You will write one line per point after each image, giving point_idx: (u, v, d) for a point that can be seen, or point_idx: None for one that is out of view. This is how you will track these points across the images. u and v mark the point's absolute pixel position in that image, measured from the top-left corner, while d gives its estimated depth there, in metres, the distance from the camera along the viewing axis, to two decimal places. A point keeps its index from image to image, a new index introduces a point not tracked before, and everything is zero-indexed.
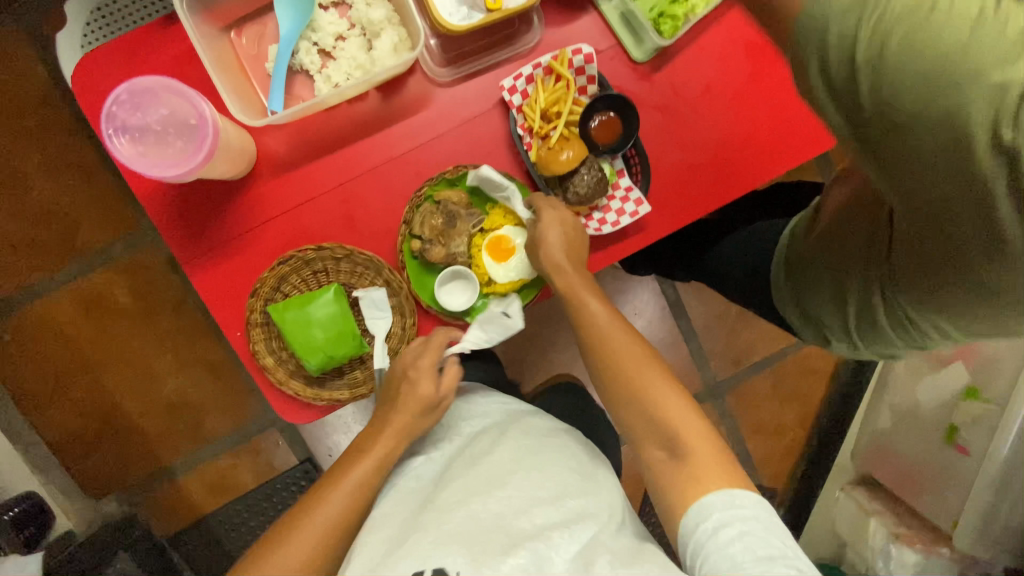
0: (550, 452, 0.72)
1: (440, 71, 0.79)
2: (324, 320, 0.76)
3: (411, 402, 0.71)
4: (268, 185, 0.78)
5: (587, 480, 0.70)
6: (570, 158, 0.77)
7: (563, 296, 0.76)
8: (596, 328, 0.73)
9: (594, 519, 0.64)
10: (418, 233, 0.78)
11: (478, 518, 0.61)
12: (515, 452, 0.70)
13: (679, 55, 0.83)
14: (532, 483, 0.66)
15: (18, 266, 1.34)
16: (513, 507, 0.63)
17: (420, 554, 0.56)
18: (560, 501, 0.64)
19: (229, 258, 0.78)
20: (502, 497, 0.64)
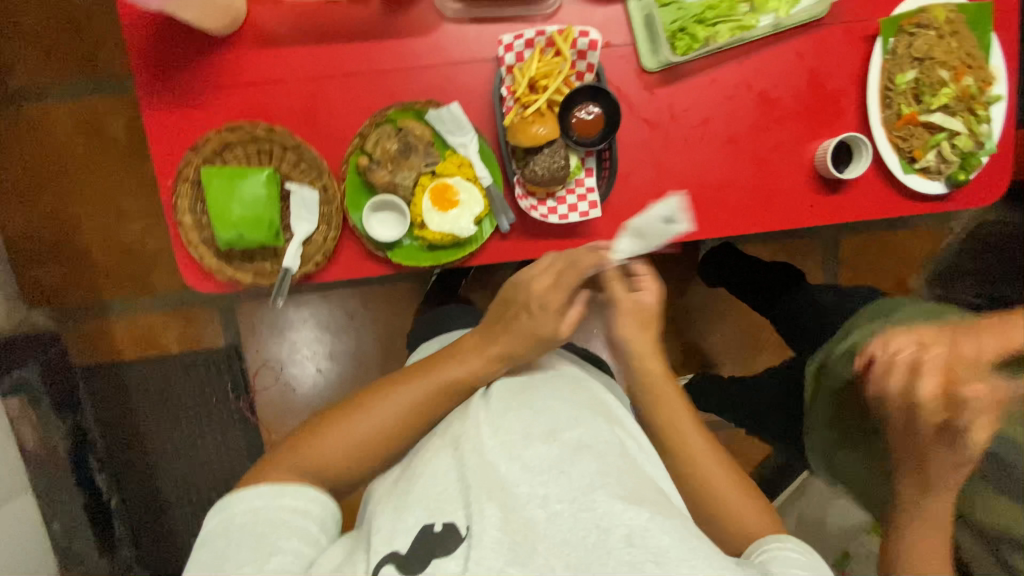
0: (563, 383, 0.69)
1: (449, 5, 0.77)
2: (248, 198, 0.76)
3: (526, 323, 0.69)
4: (245, 52, 0.77)
5: (592, 407, 0.65)
6: (540, 134, 0.76)
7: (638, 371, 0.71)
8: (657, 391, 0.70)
9: (594, 453, 0.59)
10: (369, 151, 0.77)
11: (480, 463, 0.59)
12: (529, 389, 0.67)
13: (690, 78, 0.80)
14: (521, 419, 0.63)
15: (30, 63, 1.35)
16: (507, 448, 0.60)
17: (416, 514, 0.58)
18: (553, 436, 0.60)
19: (184, 108, 0.77)
20: (496, 435, 0.62)
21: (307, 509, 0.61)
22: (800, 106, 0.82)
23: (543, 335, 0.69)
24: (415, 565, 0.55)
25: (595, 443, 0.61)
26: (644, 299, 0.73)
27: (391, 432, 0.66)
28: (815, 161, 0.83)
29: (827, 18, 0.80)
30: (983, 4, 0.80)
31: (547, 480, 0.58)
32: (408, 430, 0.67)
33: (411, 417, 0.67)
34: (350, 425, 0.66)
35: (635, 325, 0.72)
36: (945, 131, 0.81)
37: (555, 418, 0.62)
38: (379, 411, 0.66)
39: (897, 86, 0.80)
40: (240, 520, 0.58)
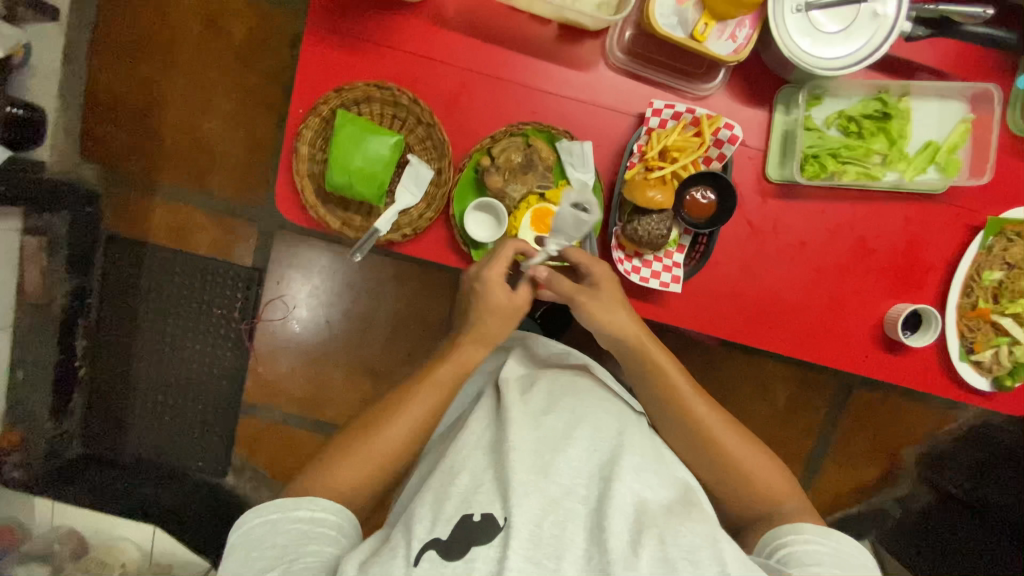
0: (599, 396, 0.77)
1: (616, 54, 0.81)
2: (369, 154, 0.79)
3: (493, 313, 0.79)
4: (417, 23, 0.80)
5: (620, 423, 0.74)
6: (655, 199, 0.79)
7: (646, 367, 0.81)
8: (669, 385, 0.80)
9: (624, 458, 0.69)
10: (495, 155, 0.81)
11: (522, 463, 0.67)
12: (566, 396, 0.76)
13: (802, 201, 0.84)
14: (558, 423, 0.72)
15: None
16: (548, 449, 0.69)
17: (459, 500, 0.66)
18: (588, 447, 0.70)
19: (342, 51, 0.80)
20: (535, 436, 0.70)
21: (321, 518, 0.68)
22: (889, 264, 0.86)
23: (511, 306, 0.79)
24: (455, 551, 0.61)
25: (630, 459, 0.69)
26: (599, 276, 0.79)
27: (395, 450, 0.74)
28: (886, 319, 0.87)
29: (943, 197, 0.84)
30: None
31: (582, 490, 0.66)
32: (418, 435, 0.76)
33: (419, 426, 0.76)
34: (363, 445, 0.74)
35: (599, 307, 0.79)
36: (1009, 336, 0.86)
37: (588, 429, 0.72)
38: (392, 425, 0.75)
39: (981, 281, 0.85)
40: (257, 531, 0.65)
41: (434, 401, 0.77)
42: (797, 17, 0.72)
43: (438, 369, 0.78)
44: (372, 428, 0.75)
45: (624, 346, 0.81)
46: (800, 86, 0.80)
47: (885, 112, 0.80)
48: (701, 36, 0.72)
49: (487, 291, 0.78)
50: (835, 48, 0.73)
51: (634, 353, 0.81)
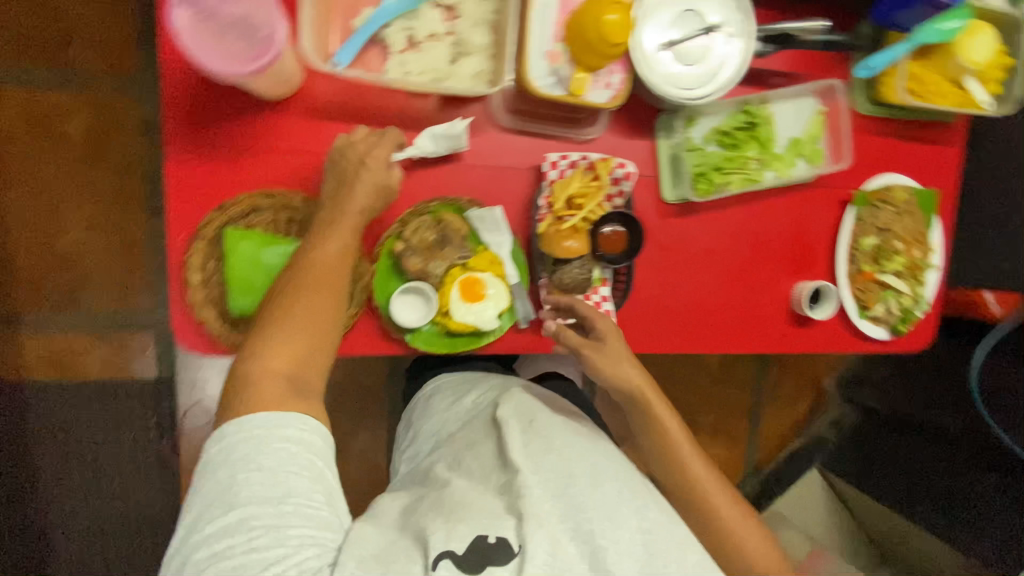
0: (596, 437, 0.81)
1: (502, 114, 0.82)
2: (271, 268, 0.74)
3: (368, 175, 0.74)
4: (293, 121, 0.76)
5: (621, 463, 0.78)
6: (571, 248, 0.82)
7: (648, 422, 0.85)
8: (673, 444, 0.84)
9: (633, 504, 0.72)
10: (407, 237, 0.78)
11: (535, 502, 0.69)
12: (567, 431, 0.79)
13: (699, 214, 0.91)
14: (569, 462, 0.74)
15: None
16: (559, 486, 0.71)
17: (472, 520, 0.67)
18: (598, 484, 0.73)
19: (213, 165, 0.74)
20: (545, 473, 0.73)
21: (309, 440, 0.65)
22: (784, 250, 0.95)
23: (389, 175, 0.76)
24: (470, 567, 0.63)
25: (637, 498, 0.73)
26: (608, 334, 0.83)
27: (314, 306, 0.71)
28: (792, 299, 0.96)
29: (814, 184, 0.94)
30: (931, 193, 0.96)
31: (595, 521, 0.69)
32: (335, 282, 0.73)
33: (331, 300, 0.72)
34: (283, 317, 0.70)
35: (607, 362, 0.82)
36: (894, 290, 0.97)
37: (595, 472, 0.74)
38: (302, 291, 0.71)
39: (861, 249, 0.95)
40: (239, 447, 0.62)
41: (335, 271, 0.73)
42: (659, 59, 0.76)
43: (317, 246, 0.73)
44: (278, 315, 0.70)
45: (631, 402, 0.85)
46: (673, 114, 0.86)
47: (752, 121, 0.87)
48: (579, 91, 0.74)
49: (356, 155, 0.74)
50: (698, 85, 0.78)
51: (638, 409, 0.85)
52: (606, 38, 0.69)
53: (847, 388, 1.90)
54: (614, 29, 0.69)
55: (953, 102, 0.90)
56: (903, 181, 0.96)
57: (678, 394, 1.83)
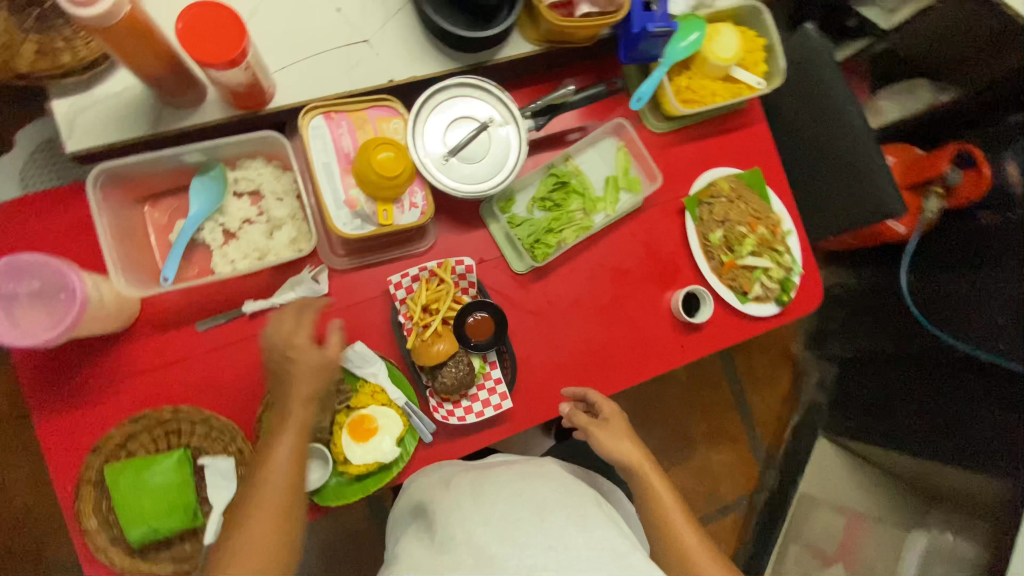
0: (545, 477, 0.81)
1: (338, 258, 0.86)
2: (159, 486, 0.76)
3: (307, 357, 0.76)
4: (148, 340, 0.81)
5: (572, 494, 0.77)
6: (441, 351, 0.84)
7: (642, 489, 0.83)
8: (663, 511, 0.80)
9: (578, 525, 0.71)
10: (282, 404, 0.81)
11: (471, 551, 0.67)
12: (512, 479, 0.79)
13: (554, 272, 0.96)
14: (510, 506, 0.73)
15: None
16: (499, 533, 0.69)
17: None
18: (540, 514, 0.71)
19: (85, 409, 0.78)
20: (484, 522, 0.70)
21: None
22: (646, 271, 1.00)
23: (327, 359, 0.78)
24: None
25: (581, 522, 0.72)
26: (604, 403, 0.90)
27: (282, 497, 0.71)
28: (672, 311, 1.00)
29: (645, 205, 1.00)
30: (754, 172, 1.03)
31: (536, 551, 0.67)
32: (301, 467, 0.74)
33: (287, 507, 0.71)
34: (252, 513, 0.70)
35: (609, 436, 0.87)
36: (760, 268, 1.01)
37: (540, 507, 0.73)
38: (266, 484, 0.71)
39: (712, 243, 1.00)
40: None
41: (290, 473, 0.73)
42: (448, 167, 0.84)
43: (278, 435, 0.74)
44: (246, 514, 0.70)
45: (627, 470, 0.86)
46: (492, 199, 0.93)
47: (562, 179, 0.95)
48: (389, 220, 0.81)
49: (285, 343, 0.77)
50: (492, 174, 0.86)
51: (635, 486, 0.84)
52: (385, 172, 0.76)
53: (817, 346, 1.88)
54: (385, 164, 0.76)
55: (726, 96, 0.99)
56: (724, 171, 1.03)
57: (664, 414, 1.83)
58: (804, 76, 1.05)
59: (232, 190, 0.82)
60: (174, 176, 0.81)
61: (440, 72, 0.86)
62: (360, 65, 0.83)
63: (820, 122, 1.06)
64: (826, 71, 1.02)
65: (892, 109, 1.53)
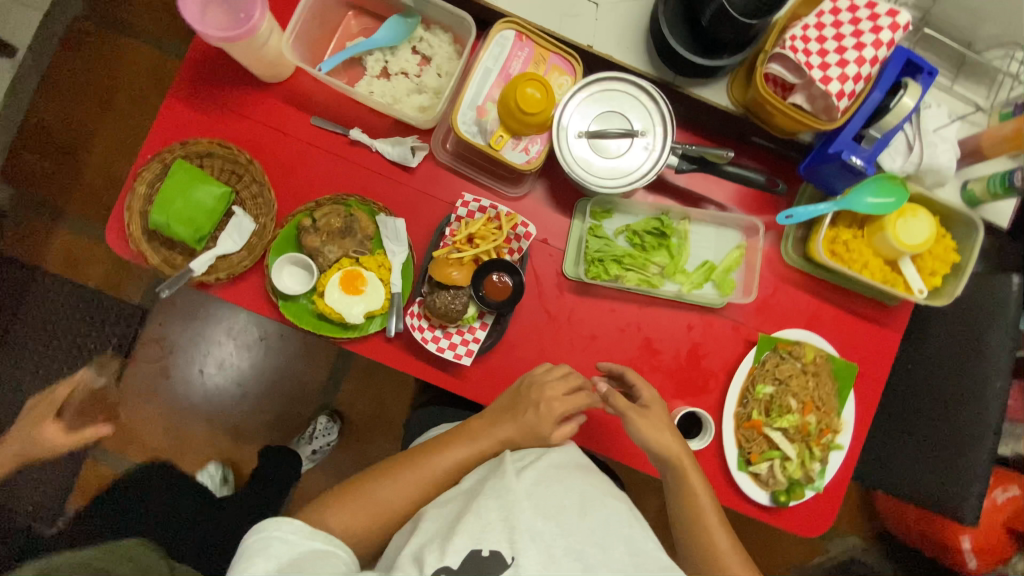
0: (582, 464, 0.77)
1: (441, 150, 0.91)
2: (196, 201, 0.86)
3: (536, 409, 0.80)
4: (272, 102, 0.92)
5: (605, 491, 0.73)
6: (451, 276, 0.85)
7: (679, 491, 0.80)
8: (705, 531, 0.77)
9: (624, 533, 0.68)
10: (316, 218, 0.88)
11: (527, 520, 0.65)
12: (548, 463, 0.74)
13: (596, 299, 0.93)
14: (554, 491, 0.69)
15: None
16: (547, 511, 0.67)
17: (471, 535, 0.64)
18: (586, 510, 0.68)
19: (199, 114, 0.91)
20: (533, 501, 0.68)
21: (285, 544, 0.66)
22: (674, 366, 0.93)
23: (547, 431, 0.80)
24: None
25: (626, 526, 0.68)
26: (642, 389, 0.85)
27: (420, 494, 0.77)
28: (668, 417, 0.92)
29: (721, 311, 0.93)
30: (850, 366, 0.90)
31: (588, 544, 0.65)
32: (448, 480, 0.78)
33: (427, 494, 0.77)
34: (391, 483, 0.77)
35: (646, 422, 0.82)
36: (780, 451, 0.89)
37: (584, 501, 0.69)
38: (414, 472, 0.78)
39: (755, 394, 0.90)
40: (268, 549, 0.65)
41: (447, 472, 0.78)
42: (577, 142, 0.84)
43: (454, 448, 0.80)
44: (386, 479, 0.77)
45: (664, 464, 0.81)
46: (591, 200, 0.92)
47: (663, 230, 0.91)
48: (497, 146, 0.84)
49: (543, 400, 0.80)
50: (608, 177, 0.85)
51: (673, 485, 0.81)
52: (523, 108, 0.80)
53: None
54: (528, 101, 0.80)
55: (875, 276, 0.88)
56: (819, 341, 0.91)
57: None
58: (971, 321, 0.90)
59: (412, 44, 0.91)
60: (384, 5, 0.91)
61: (633, 69, 0.87)
62: (575, 18, 0.87)
63: (958, 375, 0.90)
64: (998, 331, 0.87)
65: None
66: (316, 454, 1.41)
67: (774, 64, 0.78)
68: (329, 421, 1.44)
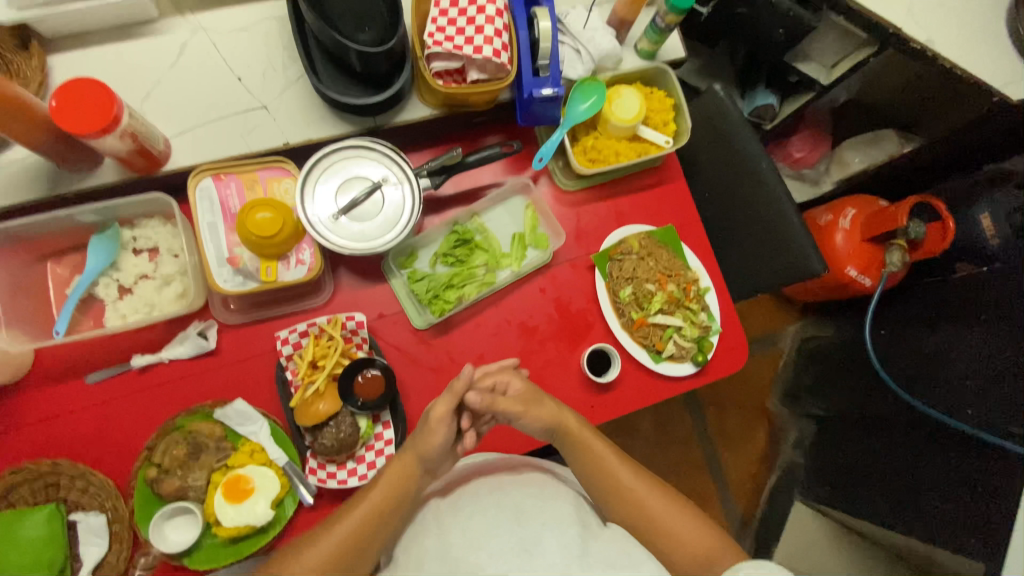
0: (517, 480, 0.78)
1: (230, 313, 0.88)
2: (26, 543, 0.75)
3: (419, 438, 0.78)
4: (35, 392, 0.82)
5: (547, 497, 0.75)
6: (321, 410, 0.82)
7: (575, 439, 0.84)
8: (601, 462, 0.81)
9: (551, 531, 0.68)
10: (157, 461, 0.80)
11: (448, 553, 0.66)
12: (473, 491, 0.76)
13: (458, 326, 0.94)
14: (480, 516, 0.70)
15: None
16: (472, 541, 0.67)
17: None
18: (519, 519, 0.69)
19: None
20: (459, 535, 0.68)
21: None
22: (555, 329, 0.98)
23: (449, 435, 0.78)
24: None
25: (555, 524, 0.69)
26: (513, 379, 0.83)
27: None
28: (581, 370, 0.96)
29: (554, 260, 0.99)
30: (667, 228, 1.02)
31: (506, 557, 0.64)
32: (338, 563, 0.69)
33: (351, 551, 0.70)
34: None
35: (540, 405, 0.83)
36: (672, 326, 0.97)
37: (518, 514, 0.70)
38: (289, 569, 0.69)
39: (622, 300, 0.97)
40: None
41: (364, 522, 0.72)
42: (336, 224, 0.85)
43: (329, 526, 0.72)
44: None
45: (562, 434, 0.84)
46: (390, 256, 0.92)
47: (465, 236, 0.95)
48: (272, 277, 0.82)
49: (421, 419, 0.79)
50: (384, 232, 0.86)
51: (570, 442, 0.84)
52: (263, 233, 0.79)
53: (792, 403, 1.81)
54: (262, 223, 0.79)
55: (632, 154, 0.99)
56: (634, 228, 1.02)
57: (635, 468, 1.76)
58: (717, 131, 1.03)
59: (129, 247, 0.86)
60: (77, 234, 0.85)
61: (335, 134, 0.89)
62: (257, 130, 0.87)
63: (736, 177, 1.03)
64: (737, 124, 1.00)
65: (857, 159, 1.66)
66: None
67: (434, 62, 0.85)
68: None
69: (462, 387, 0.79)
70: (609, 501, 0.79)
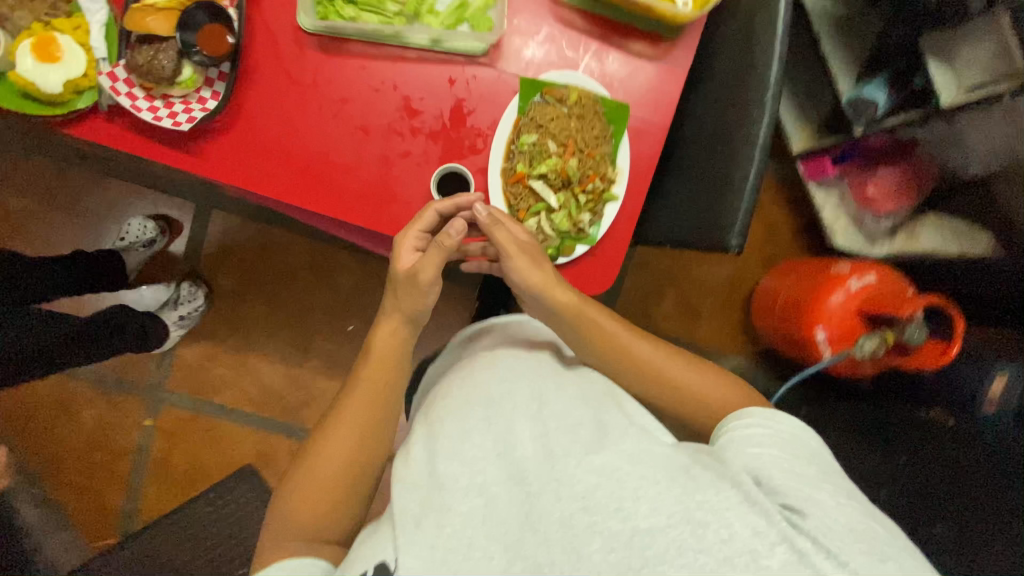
0: (492, 372, 0.76)
1: None
2: None
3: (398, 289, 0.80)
4: None
5: (517, 383, 0.73)
6: (152, 25, 0.76)
7: (575, 318, 0.78)
8: (609, 334, 0.77)
9: (528, 424, 0.67)
10: None
11: (417, 479, 0.66)
12: (446, 398, 0.75)
13: (342, 52, 0.82)
14: (447, 424, 0.70)
15: None
16: (441, 453, 0.67)
17: (371, 548, 0.62)
18: (490, 420, 0.69)
19: None
20: (422, 452, 0.69)
21: None
22: (436, 127, 0.83)
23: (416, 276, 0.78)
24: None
25: (533, 415, 0.68)
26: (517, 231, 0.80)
27: (355, 450, 0.73)
28: (429, 186, 0.83)
29: (482, 58, 0.83)
30: (622, 104, 0.82)
31: (484, 463, 0.64)
32: (377, 417, 0.76)
33: (364, 438, 0.74)
34: (314, 460, 0.72)
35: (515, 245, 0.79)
36: (546, 201, 0.83)
37: (488, 410, 0.70)
38: (335, 433, 0.73)
39: (519, 145, 0.82)
40: None
41: (369, 406, 0.76)
42: None
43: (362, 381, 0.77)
44: (311, 453, 0.72)
45: (560, 317, 0.78)
46: None
47: None
48: None
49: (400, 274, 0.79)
50: None
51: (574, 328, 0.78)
52: None
53: None
54: None
55: None
56: (588, 81, 0.83)
57: None
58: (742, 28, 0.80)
59: None
60: None
61: None
62: None
63: (730, 91, 0.81)
64: (770, 24, 0.75)
65: (929, 239, 1.40)
66: (184, 318, 1.54)
67: None
68: (192, 286, 1.55)
69: (450, 241, 0.76)
70: (622, 370, 0.77)
